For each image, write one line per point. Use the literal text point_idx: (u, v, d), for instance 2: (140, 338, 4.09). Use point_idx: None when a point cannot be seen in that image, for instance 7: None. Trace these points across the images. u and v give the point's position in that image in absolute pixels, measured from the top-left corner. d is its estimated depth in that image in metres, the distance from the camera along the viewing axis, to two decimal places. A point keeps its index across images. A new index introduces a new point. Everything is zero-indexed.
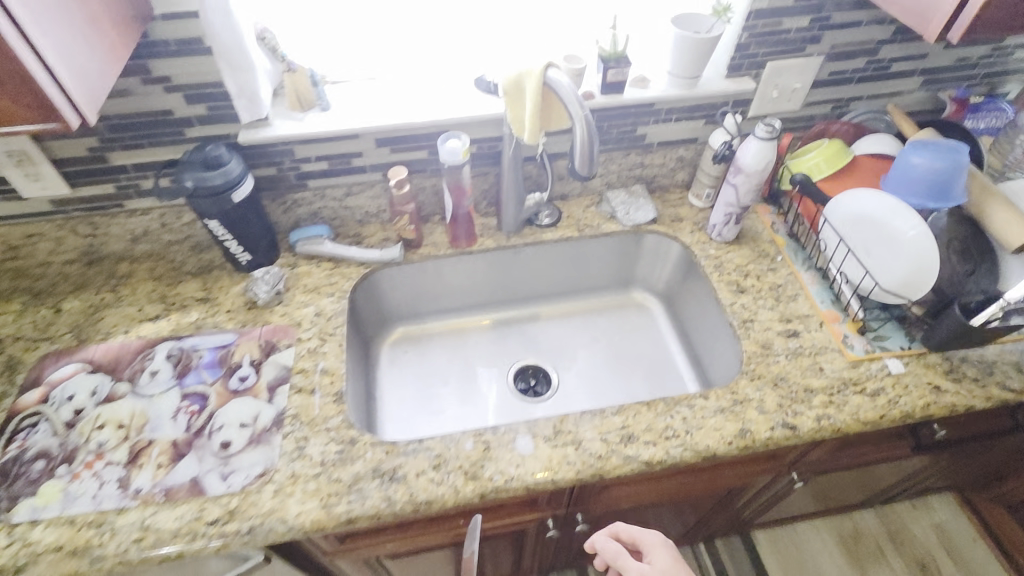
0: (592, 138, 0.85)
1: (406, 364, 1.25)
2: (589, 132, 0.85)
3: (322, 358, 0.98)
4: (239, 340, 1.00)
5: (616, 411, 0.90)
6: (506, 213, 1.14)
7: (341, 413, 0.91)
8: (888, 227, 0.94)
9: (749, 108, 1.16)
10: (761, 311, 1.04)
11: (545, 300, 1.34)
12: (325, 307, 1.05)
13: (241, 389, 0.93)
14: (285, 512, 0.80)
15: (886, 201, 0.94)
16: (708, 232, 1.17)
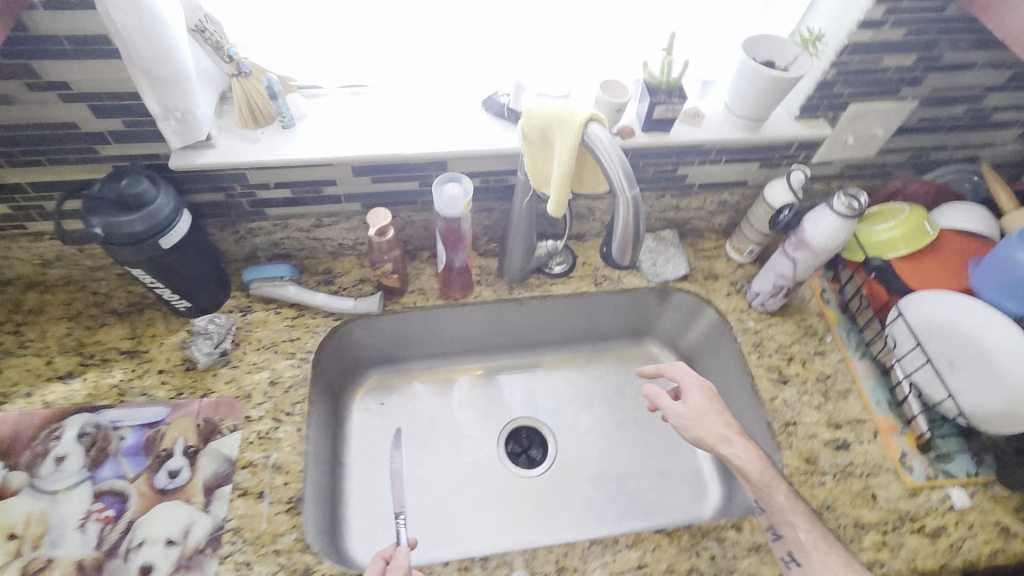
0: (637, 221, 0.63)
1: (379, 420, 1.07)
2: (634, 214, 0.63)
3: (276, 448, 0.79)
4: (170, 418, 0.80)
5: (632, 544, 0.77)
6: (511, 260, 0.94)
7: (296, 528, 0.74)
8: (985, 345, 0.78)
9: (814, 152, 0.96)
10: (805, 411, 0.89)
11: (545, 348, 1.16)
12: (283, 373, 0.86)
13: (170, 489, 0.75)
14: None
15: (987, 313, 0.78)
16: (748, 299, 1.00)
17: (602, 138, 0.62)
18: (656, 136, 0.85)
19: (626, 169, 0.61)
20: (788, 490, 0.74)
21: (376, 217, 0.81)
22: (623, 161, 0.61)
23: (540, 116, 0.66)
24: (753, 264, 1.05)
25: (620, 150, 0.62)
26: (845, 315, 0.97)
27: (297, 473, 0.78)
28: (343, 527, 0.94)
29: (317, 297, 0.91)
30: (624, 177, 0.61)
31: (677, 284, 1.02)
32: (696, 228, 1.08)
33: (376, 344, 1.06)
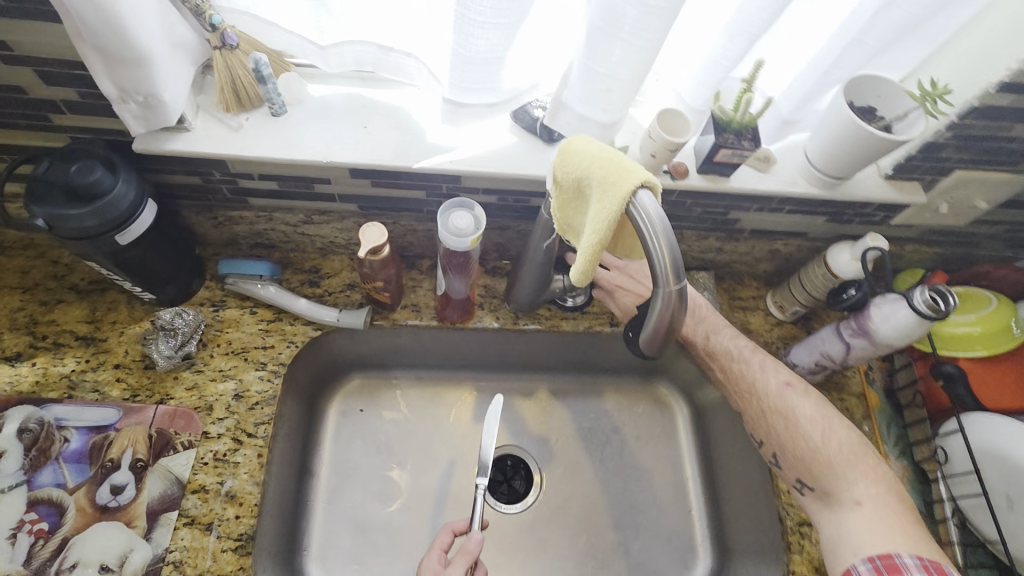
0: (675, 319, 0.51)
1: (357, 430, 0.99)
2: (673, 309, 0.50)
3: (231, 474, 0.72)
4: (121, 423, 0.72)
5: None
6: (520, 289, 0.83)
7: (241, 572, 0.67)
8: None
9: (891, 216, 0.81)
10: None
11: (546, 373, 1.07)
12: (250, 386, 0.77)
13: (111, 508, 0.68)
14: None
15: None
16: None
17: (650, 212, 0.47)
18: (711, 179, 0.71)
19: (676, 259, 0.47)
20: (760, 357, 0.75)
21: (367, 234, 0.70)
22: (672, 248, 0.47)
23: (580, 160, 0.52)
24: (792, 324, 0.93)
25: (671, 228, 0.48)
26: (888, 403, 0.86)
27: (250, 507, 0.70)
28: (304, 540, 0.90)
29: (298, 303, 0.81)
30: (669, 269, 0.48)
31: None
32: (735, 271, 0.96)
33: (362, 351, 0.99)
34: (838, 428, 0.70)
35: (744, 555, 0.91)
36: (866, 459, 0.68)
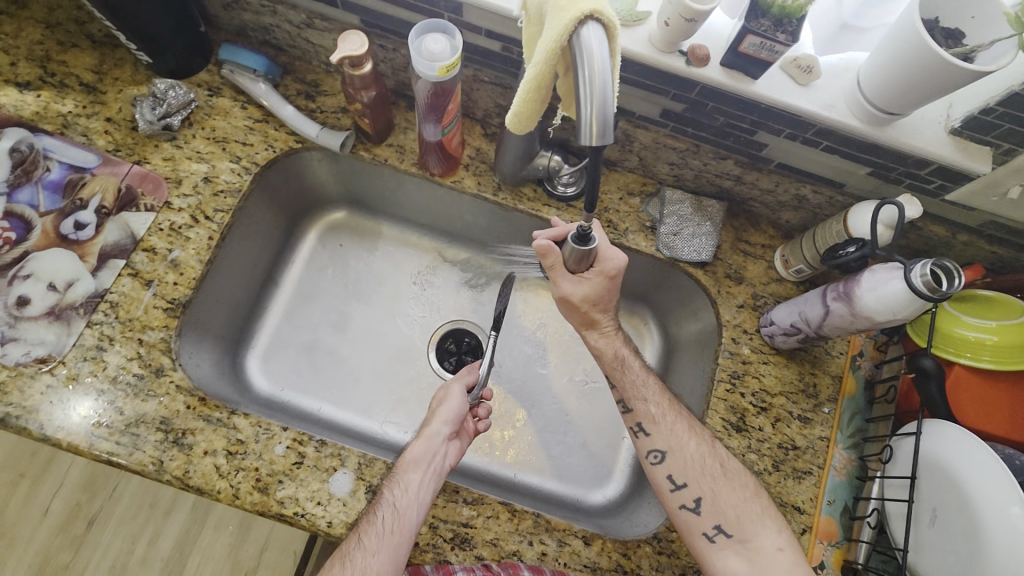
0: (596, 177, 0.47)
1: (330, 259, 1.01)
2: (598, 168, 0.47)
3: (181, 246, 0.76)
4: (98, 170, 0.77)
5: (470, 502, 0.71)
6: (503, 157, 0.78)
7: (165, 329, 0.72)
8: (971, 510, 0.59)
9: (946, 185, 0.68)
10: (741, 470, 0.76)
11: (527, 265, 1.04)
12: (220, 175, 0.79)
13: (71, 240, 0.73)
14: (46, 419, 0.67)
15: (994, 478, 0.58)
16: (760, 323, 0.81)
17: (595, 66, 0.42)
18: (733, 77, 0.63)
19: (604, 116, 0.42)
20: (641, 365, 0.79)
21: (346, 41, 0.67)
22: (603, 103, 0.42)
23: None
24: (792, 284, 0.84)
25: (610, 85, 0.43)
26: (863, 395, 0.79)
27: (189, 280, 0.75)
28: (252, 336, 0.95)
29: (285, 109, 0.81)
30: (595, 123, 0.42)
31: (687, 267, 0.83)
32: (754, 210, 0.85)
33: (352, 187, 0.98)
34: (722, 452, 0.72)
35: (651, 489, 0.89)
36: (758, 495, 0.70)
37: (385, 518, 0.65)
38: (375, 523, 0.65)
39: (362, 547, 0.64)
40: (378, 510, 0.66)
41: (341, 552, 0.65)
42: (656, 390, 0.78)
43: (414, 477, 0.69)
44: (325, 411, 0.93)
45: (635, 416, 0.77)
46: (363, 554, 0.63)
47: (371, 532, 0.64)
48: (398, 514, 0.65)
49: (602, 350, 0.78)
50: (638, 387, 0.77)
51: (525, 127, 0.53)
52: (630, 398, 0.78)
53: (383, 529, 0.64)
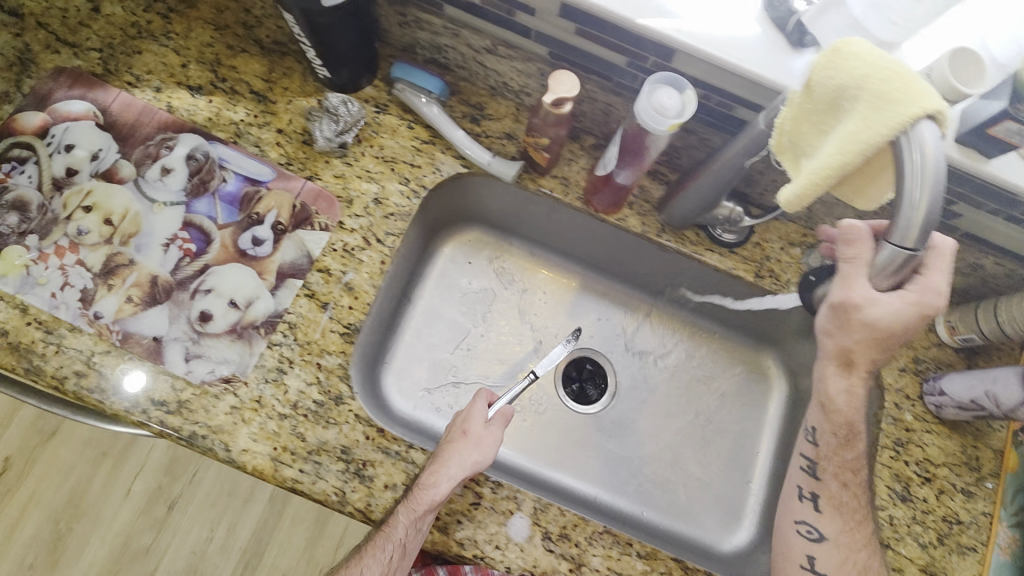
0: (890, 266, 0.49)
1: (460, 277, 0.99)
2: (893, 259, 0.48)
3: (354, 268, 0.74)
4: (272, 185, 0.75)
5: (644, 555, 0.70)
6: (681, 208, 0.75)
7: (342, 355, 0.71)
8: None
9: None
10: (909, 541, 0.74)
11: (657, 298, 1.01)
12: (390, 197, 0.77)
13: (248, 256, 0.73)
14: (232, 440, 0.66)
15: None
16: (924, 390, 0.79)
17: (927, 152, 0.43)
18: (967, 154, 0.61)
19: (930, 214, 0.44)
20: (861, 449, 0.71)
21: (558, 82, 0.64)
22: (931, 202, 0.43)
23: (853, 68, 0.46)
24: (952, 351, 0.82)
25: (942, 173, 0.43)
26: None
27: (363, 304, 0.73)
28: (388, 355, 0.93)
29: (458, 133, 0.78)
30: (920, 220, 0.44)
31: None
32: None
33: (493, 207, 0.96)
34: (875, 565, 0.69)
35: None
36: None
37: (391, 555, 0.63)
38: (378, 558, 0.64)
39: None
40: (383, 546, 0.63)
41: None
42: (850, 467, 0.71)
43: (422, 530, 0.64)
44: None
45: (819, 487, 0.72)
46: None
47: (375, 561, 0.64)
48: (404, 555, 0.64)
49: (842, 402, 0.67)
50: (843, 464, 0.71)
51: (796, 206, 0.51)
52: (825, 465, 0.72)
53: (384, 558, 0.64)
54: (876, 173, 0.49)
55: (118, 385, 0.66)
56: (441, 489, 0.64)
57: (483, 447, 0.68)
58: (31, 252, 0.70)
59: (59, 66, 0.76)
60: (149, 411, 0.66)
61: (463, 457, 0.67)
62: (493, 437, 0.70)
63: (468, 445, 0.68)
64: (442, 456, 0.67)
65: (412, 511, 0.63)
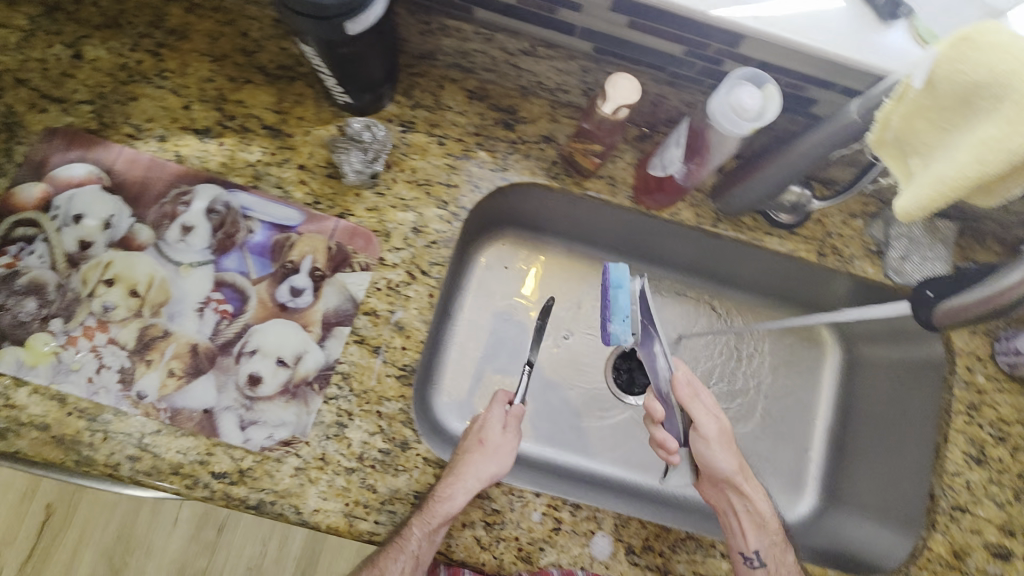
0: None
1: (498, 285, 0.97)
2: None
3: (401, 307, 0.71)
4: (302, 229, 0.70)
5: (727, 555, 0.71)
6: (744, 195, 0.71)
7: (402, 399, 0.69)
8: None
9: None
10: (985, 504, 0.75)
11: (699, 279, 0.99)
12: (429, 224, 0.73)
13: (290, 309, 0.69)
14: (301, 502, 0.65)
15: None
16: (995, 349, 0.78)
17: None
18: None
19: None
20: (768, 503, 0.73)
21: (615, 87, 0.58)
22: None
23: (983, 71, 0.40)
24: None
25: None
26: None
27: (417, 343, 0.70)
28: (437, 375, 0.91)
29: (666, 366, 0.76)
30: None
31: None
32: (983, 226, 0.80)
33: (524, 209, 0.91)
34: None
35: (853, 506, 0.90)
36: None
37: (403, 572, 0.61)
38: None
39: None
40: (394, 559, 0.62)
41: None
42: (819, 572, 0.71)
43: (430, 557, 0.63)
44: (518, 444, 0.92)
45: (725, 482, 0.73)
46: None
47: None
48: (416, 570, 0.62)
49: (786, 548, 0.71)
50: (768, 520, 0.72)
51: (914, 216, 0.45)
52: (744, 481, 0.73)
53: None
54: (992, 187, 0.43)
55: (173, 462, 0.64)
56: (457, 500, 0.64)
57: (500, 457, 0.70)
58: (57, 337, 0.64)
59: (52, 126, 0.69)
60: (211, 484, 0.64)
61: (480, 468, 0.68)
62: (507, 444, 0.73)
63: (486, 454, 0.70)
64: (461, 467, 0.67)
65: (427, 526, 0.63)
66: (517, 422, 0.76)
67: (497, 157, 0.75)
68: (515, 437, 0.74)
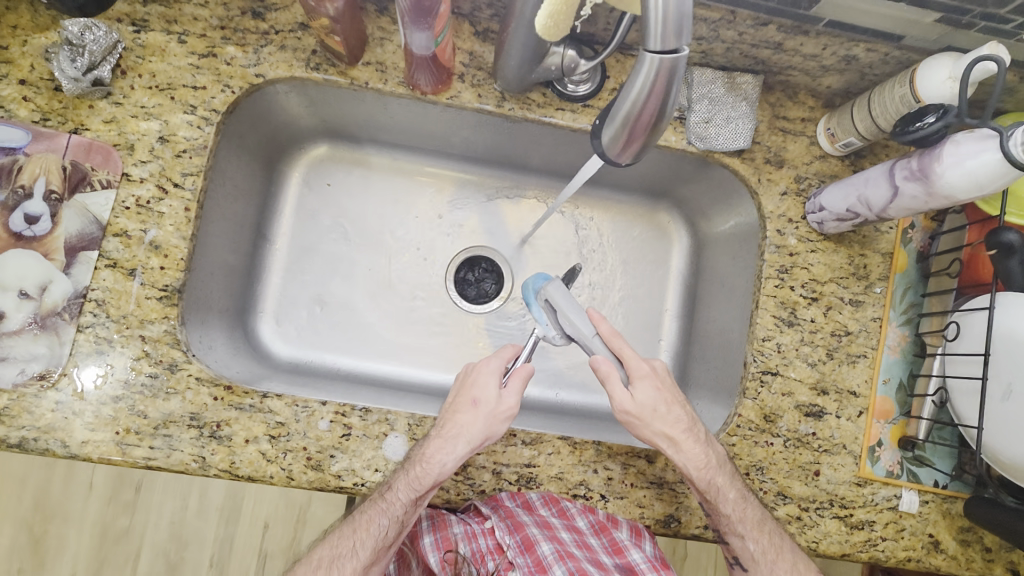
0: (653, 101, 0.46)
1: (322, 202, 0.89)
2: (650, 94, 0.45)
3: (155, 224, 0.66)
4: (31, 149, 0.65)
5: (529, 442, 0.69)
6: (506, 63, 0.66)
7: (167, 320, 0.65)
8: None
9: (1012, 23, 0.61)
10: (795, 364, 0.74)
11: (539, 175, 0.92)
12: (177, 131, 0.67)
13: (27, 237, 0.64)
14: (69, 436, 0.62)
15: None
16: (807, 210, 0.75)
17: None
18: None
19: (672, 32, 0.41)
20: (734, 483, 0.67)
21: None
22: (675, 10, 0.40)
23: None
24: (837, 159, 0.76)
25: None
26: (915, 268, 0.75)
27: (177, 261, 0.66)
28: (259, 301, 0.86)
29: (588, 328, 0.68)
30: (664, 37, 0.41)
31: (723, 159, 0.75)
32: (792, 79, 0.75)
33: (324, 115, 0.83)
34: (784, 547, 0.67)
35: (699, 387, 0.85)
36: (810, 565, 0.67)
37: (386, 532, 0.64)
38: (372, 534, 0.64)
39: (353, 555, 0.64)
40: (378, 520, 0.64)
41: (326, 555, 0.64)
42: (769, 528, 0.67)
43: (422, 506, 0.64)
44: (352, 364, 0.86)
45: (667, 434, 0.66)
46: (352, 564, 0.63)
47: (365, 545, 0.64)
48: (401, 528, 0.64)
49: (696, 480, 0.66)
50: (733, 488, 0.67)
51: (556, 33, 0.57)
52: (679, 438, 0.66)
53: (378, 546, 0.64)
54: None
55: None
56: (444, 466, 0.63)
57: (494, 419, 0.65)
58: None
59: None
60: None
61: (467, 432, 0.64)
62: (504, 403, 0.66)
63: (480, 418, 0.64)
64: (450, 429, 0.64)
65: (415, 489, 0.63)
66: (523, 381, 0.67)
67: (247, 51, 0.69)
68: (513, 394, 0.66)
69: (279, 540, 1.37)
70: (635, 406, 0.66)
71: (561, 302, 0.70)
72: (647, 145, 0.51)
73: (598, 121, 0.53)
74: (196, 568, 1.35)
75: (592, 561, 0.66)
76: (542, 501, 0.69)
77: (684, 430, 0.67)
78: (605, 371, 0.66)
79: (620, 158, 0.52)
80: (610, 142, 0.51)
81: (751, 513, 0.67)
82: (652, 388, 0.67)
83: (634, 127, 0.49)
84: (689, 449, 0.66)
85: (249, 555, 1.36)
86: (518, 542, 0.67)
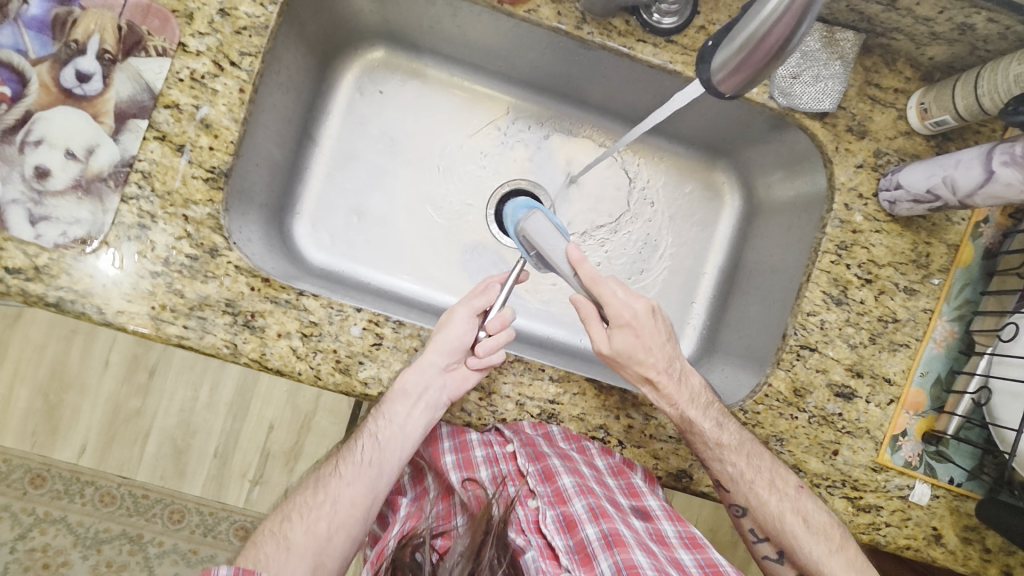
0: (782, 25, 0.45)
1: (371, 110, 0.85)
2: (783, 18, 0.45)
3: (209, 102, 0.64)
4: (86, 2, 0.62)
5: (556, 379, 0.69)
6: None
7: (211, 204, 0.64)
8: None
9: None
10: (834, 344, 0.73)
11: (598, 113, 0.88)
12: (238, 6, 0.65)
13: (79, 96, 0.62)
14: (106, 304, 0.62)
15: None
16: (880, 186, 0.72)
17: None
18: None
19: None
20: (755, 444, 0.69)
21: None
22: None
23: None
24: (924, 139, 0.72)
25: None
26: (979, 265, 0.72)
27: (226, 143, 0.65)
28: (297, 203, 0.83)
29: (568, 269, 0.66)
30: None
31: (804, 120, 0.71)
32: (895, 44, 0.70)
33: (388, 16, 0.80)
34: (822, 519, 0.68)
35: (727, 354, 0.84)
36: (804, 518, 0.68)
37: (364, 449, 0.66)
38: (356, 454, 0.66)
39: (339, 476, 0.65)
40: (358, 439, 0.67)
41: (318, 477, 0.66)
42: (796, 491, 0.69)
43: (401, 410, 0.65)
44: (380, 279, 0.84)
45: (655, 375, 0.66)
46: (337, 483, 0.64)
47: (348, 461, 0.65)
48: (377, 445, 0.66)
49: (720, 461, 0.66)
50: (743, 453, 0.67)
51: None
52: (664, 375, 0.66)
53: (362, 460, 0.65)
54: None
55: None
56: (407, 382, 0.64)
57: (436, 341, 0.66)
58: None
59: None
60: (5, 280, 0.60)
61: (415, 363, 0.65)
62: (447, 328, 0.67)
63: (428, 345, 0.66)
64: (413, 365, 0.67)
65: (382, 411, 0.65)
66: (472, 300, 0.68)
67: None
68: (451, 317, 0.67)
69: (282, 443, 1.40)
70: (610, 349, 0.66)
71: (536, 235, 0.68)
72: (755, 79, 0.50)
73: (711, 45, 0.53)
74: (200, 457, 1.39)
75: (610, 499, 0.65)
76: (562, 435, 0.69)
77: (661, 371, 0.66)
78: (587, 311, 0.66)
79: (724, 85, 0.52)
80: (718, 67, 0.51)
81: (729, 437, 0.67)
82: (632, 334, 0.65)
83: (753, 52, 0.48)
84: (666, 389, 0.66)
85: (252, 452, 1.40)
86: (539, 471, 0.67)
